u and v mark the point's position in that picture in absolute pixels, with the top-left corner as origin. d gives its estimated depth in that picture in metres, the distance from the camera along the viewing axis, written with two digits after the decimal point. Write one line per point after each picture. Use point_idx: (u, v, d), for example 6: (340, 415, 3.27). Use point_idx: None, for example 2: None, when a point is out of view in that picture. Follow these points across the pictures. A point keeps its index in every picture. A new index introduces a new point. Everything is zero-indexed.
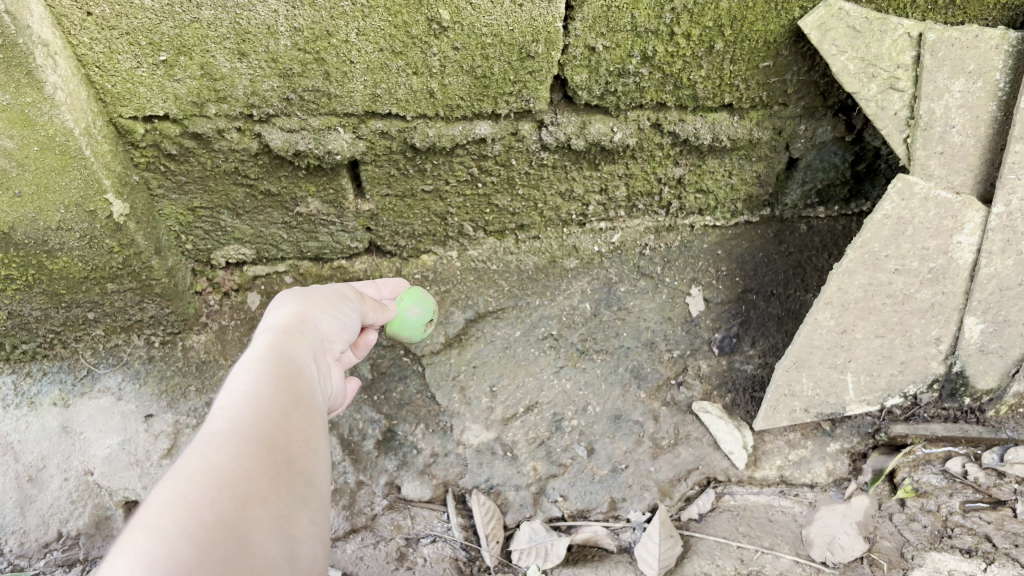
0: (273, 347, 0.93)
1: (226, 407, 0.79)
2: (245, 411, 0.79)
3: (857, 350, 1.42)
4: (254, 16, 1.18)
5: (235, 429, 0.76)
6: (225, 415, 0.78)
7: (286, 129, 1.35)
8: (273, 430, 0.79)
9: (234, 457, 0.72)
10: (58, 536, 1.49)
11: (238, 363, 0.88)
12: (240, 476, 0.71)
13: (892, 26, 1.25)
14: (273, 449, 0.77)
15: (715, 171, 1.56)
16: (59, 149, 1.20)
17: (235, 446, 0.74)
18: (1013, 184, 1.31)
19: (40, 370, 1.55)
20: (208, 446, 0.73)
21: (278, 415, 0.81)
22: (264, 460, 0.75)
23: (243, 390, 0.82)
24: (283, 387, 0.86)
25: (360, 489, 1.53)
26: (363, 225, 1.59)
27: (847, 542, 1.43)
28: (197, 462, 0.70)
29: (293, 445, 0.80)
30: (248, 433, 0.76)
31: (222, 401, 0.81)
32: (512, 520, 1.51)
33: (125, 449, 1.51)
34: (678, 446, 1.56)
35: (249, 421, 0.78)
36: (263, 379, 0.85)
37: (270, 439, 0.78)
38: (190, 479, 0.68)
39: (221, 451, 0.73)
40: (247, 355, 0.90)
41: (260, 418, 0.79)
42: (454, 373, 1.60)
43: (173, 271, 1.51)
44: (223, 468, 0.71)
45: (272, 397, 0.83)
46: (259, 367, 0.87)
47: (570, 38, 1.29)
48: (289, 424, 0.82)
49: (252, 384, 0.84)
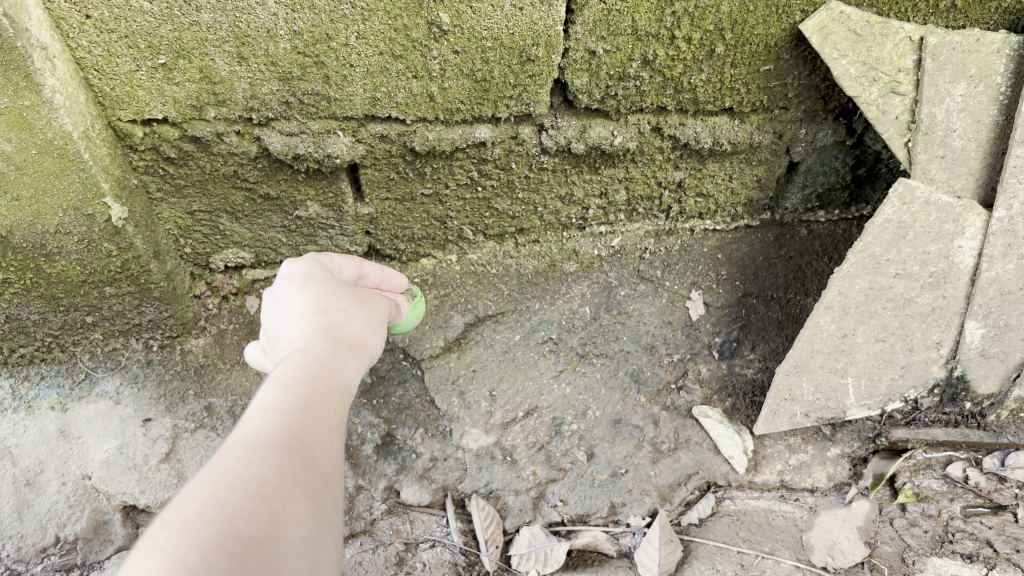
0: (327, 359, 0.91)
1: (275, 415, 0.79)
2: (291, 425, 0.79)
3: (857, 354, 1.41)
4: (253, 19, 1.17)
5: (280, 439, 0.76)
6: (273, 424, 0.77)
7: (286, 132, 1.34)
8: (313, 447, 0.79)
9: (277, 471, 0.73)
10: (55, 541, 1.48)
11: (286, 367, 0.87)
12: (279, 492, 0.72)
13: (893, 30, 1.24)
14: (313, 467, 0.77)
15: (715, 175, 1.56)
16: (58, 153, 1.19)
17: (279, 457, 0.74)
18: (1014, 188, 1.31)
19: (39, 374, 1.55)
20: (253, 454, 0.73)
21: (320, 432, 0.82)
22: (304, 477, 0.75)
23: (293, 401, 0.82)
24: (329, 404, 0.86)
25: (359, 493, 1.53)
26: (363, 229, 1.59)
27: (847, 547, 1.42)
28: (241, 468, 0.71)
29: (329, 466, 0.80)
30: (293, 448, 0.76)
31: (272, 405, 0.80)
32: (512, 525, 1.50)
33: (123, 454, 1.51)
34: (678, 451, 1.55)
35: (295, 436, 0.78)
36: (311, 391, 0.85)
37: (311, 456, 0.78)
38: (232, 486, 0.69)
39: (264, 461, 0.73)
40: (298, 361, 0.89)
41: (303, 433, 0.79)
42: (453, 377, 1.60)
43: (171, 275, 1.51)
44: (264, 481, 0.71)
45: (318, 414, 0.83)
46: (310, 379, 0.86)
47: (570, 41, 1.29)
48: (328, 444, 0.82)
49: (301, 396, 0.83)
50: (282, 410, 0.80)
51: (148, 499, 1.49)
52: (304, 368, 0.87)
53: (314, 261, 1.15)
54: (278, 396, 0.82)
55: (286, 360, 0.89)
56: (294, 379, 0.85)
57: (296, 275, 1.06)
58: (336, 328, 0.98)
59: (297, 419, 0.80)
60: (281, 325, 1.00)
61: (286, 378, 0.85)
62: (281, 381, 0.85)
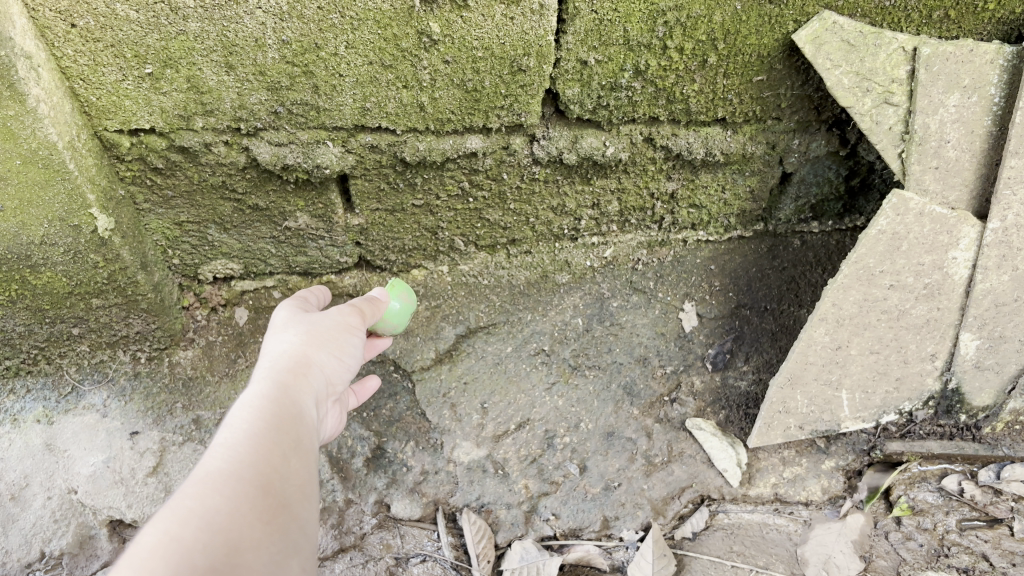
0: (276, 389, 0.91)
1: (226, 450, 0.77)
2: (243, 455, 0.77)
3: (851, 366, 1.40)
4: (242, 29, 1.16)
5: (232, 470, 0.75)
6: (223, 458, 0.76)
7: (274, 142, 1.33)
8: (269, 474, 0.77)
9: (230, 500, 0.71)
10: (41, 556, 1.45)
11: (236, 404, 0.87)
12: (233, 520, 0.70)
13: (886, 40, 1.23)
14: (268, 492, 0.76)
15: (708, 186, 1.55)
16: (43, 163, 1.17)
17: (232, 488, 0.72)
18: (1008, 200, 1.30)
19: (25, 387, 1.53)
20: (204, 488, 0.71)
21: (275, 457, 0.80)
22: (259, 504, 0.74)
23: (243, 433, 0.81)
24: (282, 431, 0.84)
25: (349, 507, 1.50)
26: (353, 240, 1.57)
27: (842, 562, 1.43)
28: (192, 503, 0.69)
29: (290, 490, 0.79)
30: (246, 477, 0.75)
31: (222, 441, 0.79)
32: (503, 539, 1.48)
33: (109, 467, 1.48)
34: (671, 464, 1.54)
35: (248, 466, 0.76)
36: (261, 421, 0.83)
37: (267, 483, 0.76)
38: (183, 521, 0.67)
39: (217, 493, 0.71)
40: (248, 394, 0.89)
41: (257, 460, 0.78)
42: (444, 390, 1.58)
43: (159, 287, 1.49)
44: (218, 512, 0.69)
45: (272, 440, 0.82)
46: (261, 411, 0.85)
47: (562, 52, 1.27)
48: (286, 468, 0.80)
49: (252, 427, 0.82)
50: (233, 443, 0.79)
51: (136, 513, 1.46)
52: (253, 400, 0.87)
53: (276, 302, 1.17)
54: (229, 431, 0.81)
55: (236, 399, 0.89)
56: (243, 413, 0.84)
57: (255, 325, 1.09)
58: (284, 357, 0.99)
59: (249, 449, 0.78)
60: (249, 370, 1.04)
61: (236, 413, 0.84)
62: (232, 417, 0.84)
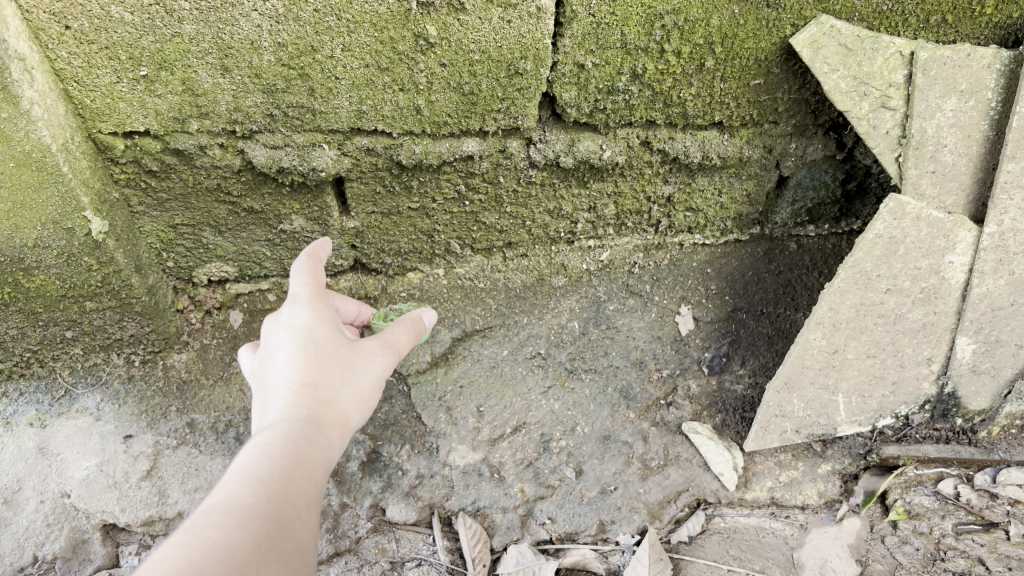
0: (313, 436, 0.91)
1: (256, 483, 0.81)
2: (271, 493, 0.80)
3: (847, 370, 1.40)
4: (237, 31, 1.15)
5: (258, 507, 0.78)
6: (252, 492, 0.79)
7: (270, 145, 1.32)
8: (291, 516, 0.80)
9: (251, 537, 0.74)
10: (33, 561, 1.43)
11: (267, 436, 0.88)
12: (252, 558, 0.73)
13: (883, 44, 1.23)
14: (287, 535, 0.78)
15: (705, 190, 1.55)
16: (36, 166, 1.16)
17: (255, 525, 0.76)
18: (1005, 204, 1.29)
19: (18, 390, 1.53)
20: (229, 520, 0.75)
21: (298, 499, 0.83)
22: (277, 545, 0.76)
23: (274, 469, 0.83)
24: (309, 476, 0.87)
25: (344, 511, 1.49)
26: (349, 242, 1.57)
27: (839, 566, 1.41)
28: (216, 533, 0.72)
29: (306, 535, 0.81)
30: (271, 515, 0.78)
31: (252, 472, 0.82)
32: (499, 543, 1.47)
33: (103, 471, 1.46)
34: (667, 468, 1.53)
35: (274, 505, 0.79)
36: (291, 461, 0.86)
37: (288, 526, 0.79)
38: (204, 551, 0.70)
39: (241, 528, 0.74)
40: (283, 428, 0.90)
41: (282, 501, 0.81)
42: (440, 393, 1.58)
43: (153, 290, 1.48)
44: (237, 546, 0.72)
45: (298, 483, 0.84)
46: (295, 450, 0.87)
47: (558, 55, 1.27)
48: (307, 513, 0.83)
49: (283, 465, 0.85)
50: (264, 478, 0.82)
51: (129, 518, 1.44)
52: (290, 442, 0.88)
53: (319, 302, 1.07)
54: (261, 464, 0.84)
55: (269, 430, 0.90)
56: (278, 449, 0.86)
57: (294, 331, 1.01)
58: (325, 409, 0.95)
59: (278, 488, 0.82)
60: (270, 389, 0.98)
61: (269, 446, 0.86)
62: (265, 446, 0.87)
